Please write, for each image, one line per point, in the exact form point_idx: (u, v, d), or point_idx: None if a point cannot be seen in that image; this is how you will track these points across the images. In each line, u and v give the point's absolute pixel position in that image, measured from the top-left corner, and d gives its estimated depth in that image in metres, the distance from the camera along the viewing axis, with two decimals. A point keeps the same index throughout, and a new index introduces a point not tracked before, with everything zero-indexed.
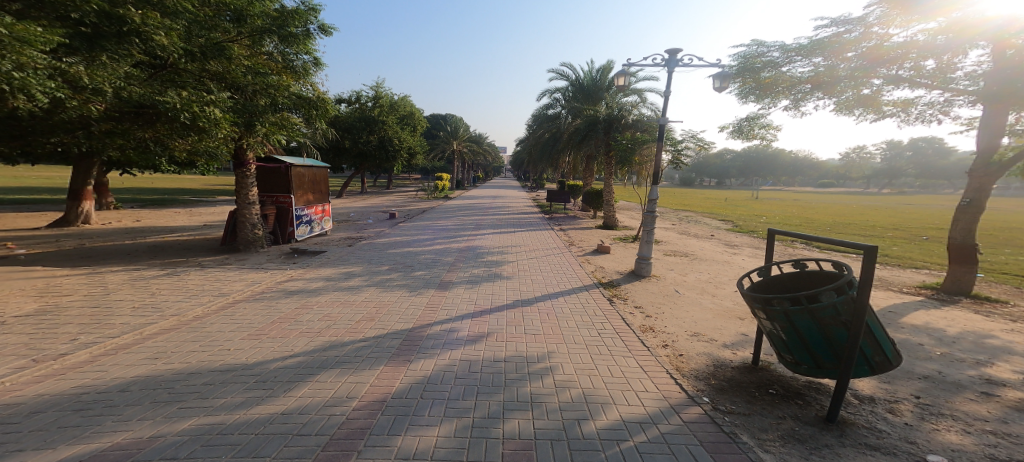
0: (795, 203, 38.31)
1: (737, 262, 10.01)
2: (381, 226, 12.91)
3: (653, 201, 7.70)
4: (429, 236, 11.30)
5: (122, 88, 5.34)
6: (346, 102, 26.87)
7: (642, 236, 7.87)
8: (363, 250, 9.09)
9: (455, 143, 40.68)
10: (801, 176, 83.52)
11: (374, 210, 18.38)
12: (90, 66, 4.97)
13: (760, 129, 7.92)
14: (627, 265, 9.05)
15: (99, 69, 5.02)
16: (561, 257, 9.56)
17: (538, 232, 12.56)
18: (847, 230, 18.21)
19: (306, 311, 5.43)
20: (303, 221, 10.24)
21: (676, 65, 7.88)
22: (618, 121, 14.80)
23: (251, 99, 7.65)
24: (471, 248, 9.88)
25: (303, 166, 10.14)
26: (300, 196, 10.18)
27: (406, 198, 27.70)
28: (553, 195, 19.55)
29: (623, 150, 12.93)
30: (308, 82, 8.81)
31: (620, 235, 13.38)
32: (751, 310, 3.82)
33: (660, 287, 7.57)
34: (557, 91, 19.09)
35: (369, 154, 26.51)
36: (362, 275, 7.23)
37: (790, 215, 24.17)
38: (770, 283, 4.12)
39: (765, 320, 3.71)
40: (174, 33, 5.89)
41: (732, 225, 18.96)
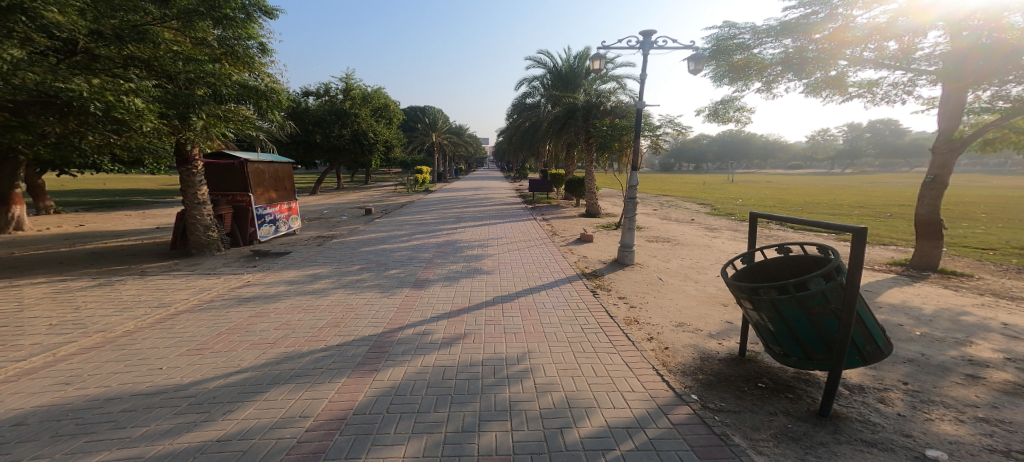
0: (768, 185, 39.18)
1: (718, 246, 9.93)
2: (354, 222, 12.27)
3: (632, 187, 7.45)
4: (404, 230, 10.77)
5: (14, 74, 4.72)
6: (314, 95, 25.72)
7: (623, 223, 7.62)
8: (332, 249, 8.53)
9: (432, 135, 39.76)
10: (771, 162, 86.06)
11: (347, 205, 17.61)
12: None
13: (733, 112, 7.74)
14: (609, 254, 8.82)
15: None
16: (542, 247, 9.25)
17: (518, 223, 12.21)
18: (819, 210, 18.63)
19: (260, 319, 4.91)
20: (266, 221, 9.54)
21: (650, 48, 7.62)
22: (597, 108, 14.61)
23: (186, 89, 7.15)
24: (448, 242, 9.44)
25: (261, 162, 9.39)
26: (260, 193, 9.45)
27: (382, 192, 26.86)
28: (534, 185, 19.23)
29: (602, 137, 12.77)
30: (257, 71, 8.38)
31: (602, 223, 13.19)
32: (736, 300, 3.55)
33: (644, 276, 7.35)
34: (535, 79, 18.70)
35: (342, 148, 25.34)
36: (328, 275, 6.71)
37: (764, 197, 24.67)
38: (755, 270, 3.89)
39: (751, 311, 3.45)
40: (71, 11, 5.30)
41: (710, 210, 19.10)
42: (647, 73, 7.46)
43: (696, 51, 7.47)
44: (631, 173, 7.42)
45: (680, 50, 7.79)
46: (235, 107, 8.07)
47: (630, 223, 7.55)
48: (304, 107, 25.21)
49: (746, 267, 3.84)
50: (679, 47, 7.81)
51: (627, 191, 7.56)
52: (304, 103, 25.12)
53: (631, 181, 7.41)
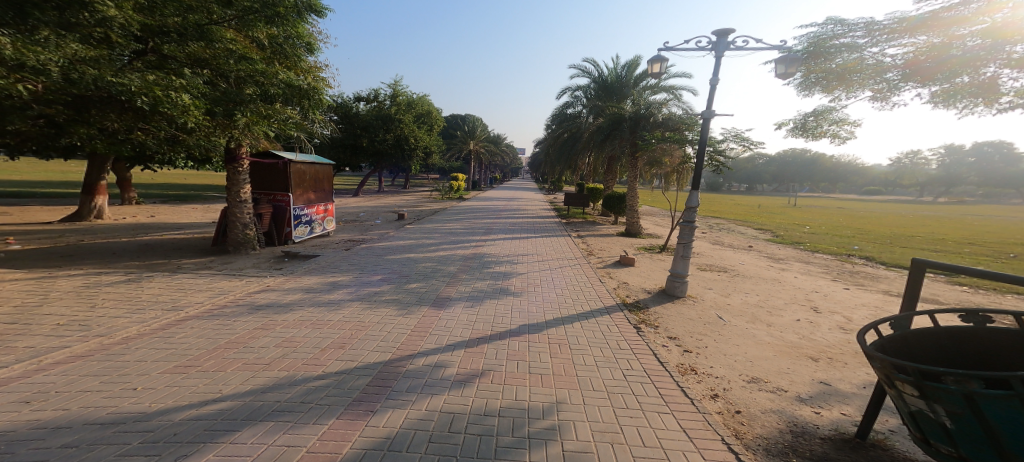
0: (837, 210, 35.29)
1: (788, 279, 8.48)
2: (387, 228, 12.07)
3: (690, 210, 6.36)
4: (433, 239, 10.33)
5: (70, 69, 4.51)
6: (365, 100, 26.50)
7: (676, 249, 6.53)
8: (356, 255, 8.17)
9: (471, 143, 39.96)
10: (842, 183, 78.35)
11: (385, 209, 17.70)
12: (26, 41, 4.20)
13: (830, 125, 6.46)
14: (656, 282, 7.73)
15: (35, 44, 4.24)
16: (578, 269, 8.29)
17: (553, 239, 11.34)
18: (911, 243, 16.08)
19: (265, 333, 4.46)
20: (302, 222, 9.43)
21: (725, 48, 6.55)
22: (645, 119, 13.34)
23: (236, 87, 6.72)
24: (475, 256, 8.78)
25: (303, 162, 9.26)
26: (300, 194, 9.34)
27: (423, 198, 27.12)
28: (572, 199, 18.20)
29: (653, 151, 11.59)
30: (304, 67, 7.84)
31: (648, 244, 12.02)
32: (879, 371, 2.11)
33: (699, 310, 6.21)
34: (578, 89, 17.84)
35: (384, 152, 25.95)
36: (346, 285, 6.24)
37: (840, 225, 21.95)
38: (921, 339, 2.38)
39: (906, 394, 2.01)
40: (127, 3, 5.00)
41: (772, 235, 17.15)
42: (721, 76, 6.38)
43: (789, 51, 6.35)
44: (691, 194, 6.32)
45: (764, 50, 6.49)
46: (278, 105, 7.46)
47: (687, 250, 6.42)
48: (354, 111, 25.98)
49: (899, 334, 2.33)
50: (763, 47, 6.48)
51: (685, 213, 6.45)
52: (355, 107, 25.96)
53: (691, 201, 6.31)
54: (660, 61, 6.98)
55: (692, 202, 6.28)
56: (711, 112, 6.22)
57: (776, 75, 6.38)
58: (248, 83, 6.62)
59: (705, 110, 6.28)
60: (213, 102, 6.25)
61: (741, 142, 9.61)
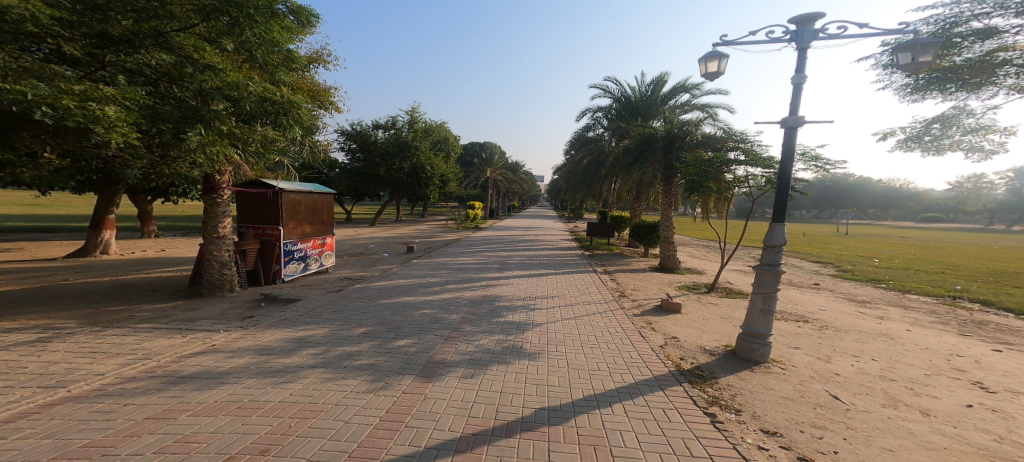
0: (894, 238, 32.09)
1: (901, 335, 6.44)
2: (391, 263, 10.86)
3: (773, 248, 4.64)
4: (438, 277, 8.93)
5: None
6: (383, 127, 26.31)
7: (753, 301, 4.78)
8: (344, 298, 6.83)
9: (489, 171, 39.21)
10: (893, 210, 72.34)
11: (395, 241, 16.66)
12: None
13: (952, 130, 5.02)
14: (719, 336, 5.92)
15: None
16: (612, 318, 6.56)
17: (578, 276, 9.69)
18: (1011, 280, 13.50)
19: (154, 429, 3.01)
20: (294, 257, 8.18)
21: (810, 38, 5.02)
22: (681, 138, 11.64)
23: (198, 102, 5.66)
24: (484, 299, 7.25)
25: (297, 191, 8.23)
26: (293, 226, 8.18)
27: (440, 228, 26.22)
28: (593, 227, 16.51)
29: (693, 173, 9.84)
30: (283, 79, 6.86)
31: (691, 282, 10.16)
32: None
33: (798, 383, 4.35)
34: (599, 110, 16.55)
35: (402, 180, 25.46)
36: (314, 342, 4.83)
37: (907, 256, 19.33)
38: None
39: None
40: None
41: (838, 271, 14.73)
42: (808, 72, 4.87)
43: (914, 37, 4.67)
44: (772, 228, 4.64)
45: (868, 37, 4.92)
46: (252, 124, 6.42)
47: (772, 304, 4.65)
48: (372, 139, 25.80)
49: None
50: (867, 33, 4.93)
51: (765, 253, 4.71)
52: (373, 134, 25.78)
53: (773, 238, 4.62)
54: (720, 57, 5.40)
55: (774, 239, 4.58)
56: (799, 119, 4.63)
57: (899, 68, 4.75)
58: (216, 97, 5.73)
59: (789, 117, 4.70)
60: (163, 119, 5.18)
61: (812, 164, 7.84)
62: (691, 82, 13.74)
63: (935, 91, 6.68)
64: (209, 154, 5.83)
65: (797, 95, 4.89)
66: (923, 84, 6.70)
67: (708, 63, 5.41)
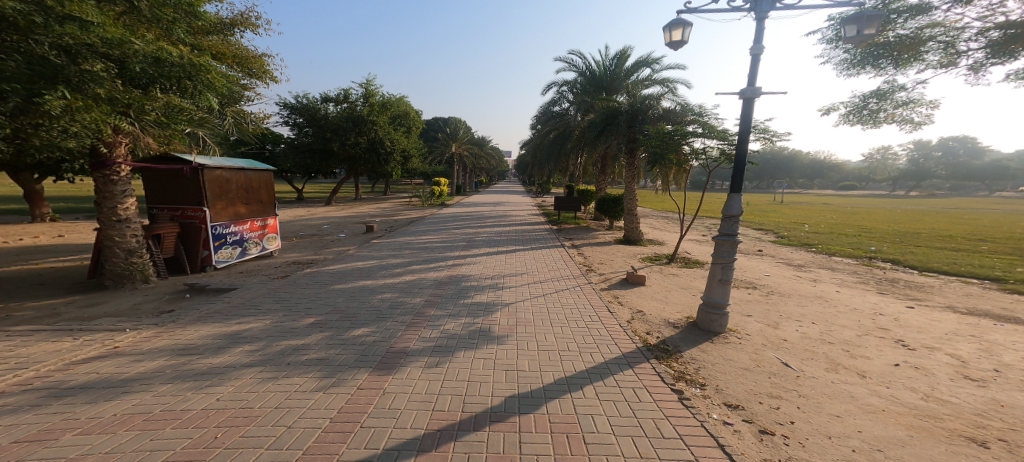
0: (826, 206, 35.03)
1: (832, 297, 6.95)
2: (348, 244, 10.16)
3: (731, 219, 4.70)
4: (397, 258, 8.42)
5: None
6: (334, 101, 24.25)
7: (711, 272, 4.88)
8: (289, 285, 6.22)
9: (452, 146, 37.81)
10: (819, 179, 79.23)
11: (352, 219, 15.69)
12: None
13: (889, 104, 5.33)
14: (679, 308, 6.06)
15: None
16: (579, 293, 6.57)
17: (543, 252, 9.61)
18: (922, 241, 15.09)
19: (23, 455, 2.49)
20: (228, 242, 7.33)
21: (769, 8, 4.97)
22: (644, 112, 11.67)
23: (65, 60, 4.46)
24: (450, 280, 6.94)
25: (224, 168, 7.30)
26: (222, 207, 7.29)
27: (399, 205, 25.15)
28: (560, 202, 16.52)
29: (655, 146, 9.90)
30: (182, 37, 5.87)
31: (651, 253, 10.43)
32: None
33: (751, 352, 4.53)
34: (564, 84, 16.22)
35: (358, 157, 23.87)
36: (249, 337, 4.31)
37: (838, 222, 21.09)
38: None
39: None
40: None
41: (776, 237, 15.80)
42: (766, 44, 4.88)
43: (860, 10, 4.69)
44: (731, 198, 4.67)
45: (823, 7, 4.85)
46: (147, 90, 5.46)
47: (729, 274, 4.77)
48: (322, 113, 23.79)
49: None
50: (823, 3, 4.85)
51: (724, 223, 4.77)
52: (324, 109, 23.75)
53: (731, 208, 4.66)
54: (684, 25, 5.33)
55: (733, 210, 4.63)
56: (756, 91, 4.63)
57: (844, 40, 4.70)
58: (89, 55, 4.62)
59: (747, 88, 4.70)
60: (10, 79, 4.02)
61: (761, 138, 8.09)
62: (653, 57, 13.73)
63: (870, 66, 7.00)
64: (81, 123, 4.74)
65: (755, 66, 4.87)
66: (861, 60, 6.98)
67: (673, 30, 5.32)
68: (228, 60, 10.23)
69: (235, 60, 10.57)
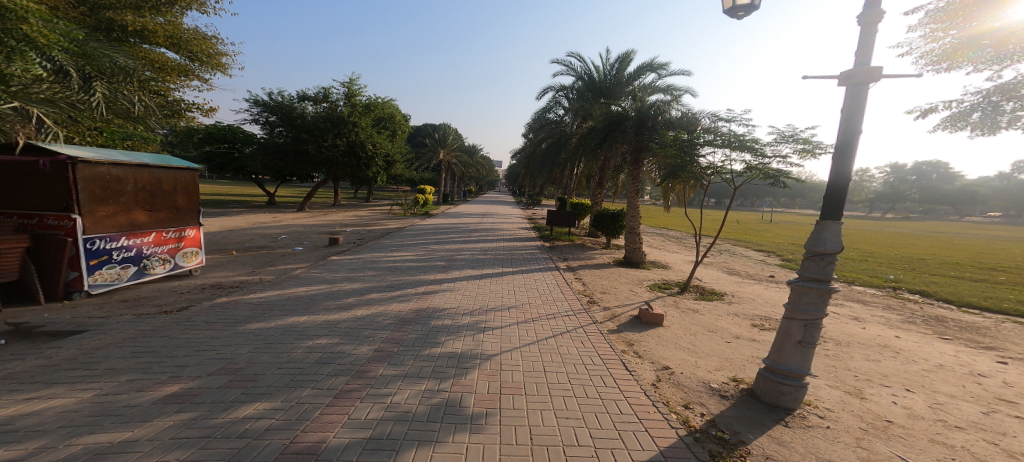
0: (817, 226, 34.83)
1: (895, 345, 5.54)
2: (300, 260, 8.43)
3: (820, 258, 3.37)
4: (356, 281, 6.77)
5: None
6: (311, 100, 22.46)
7: (785, 330, 3.51)
8: (176, 327, 4.55)
9: (441, 153, 36.33)
10: (802, 200, 80.74)
11: (319, 229, 13.87)
12: None
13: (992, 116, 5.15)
14: (720, 367, 4.57)
15: None
16: (584, 339, 5.05)
17: (537, 276, 8.08)
18: (936, 269, 14.26)
19: None
20: (113, 259, 6.10)
21: None
22: (653, 118, 10.35)
23: None
24: (416, 316, 5.26)
25: (114, 164, 6.09)
26: (108, 214, 6.04)
27: (379, 214, 23.39)
28: (555, 215, 15.01)
29: (671, 157, 8.61)
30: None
31: (660, 280, 9.02)
32: None
33: (857, 447, 3.00)
34: (562, 89, 14.93)
35: (337, 161, 22.02)
36: (13, 434, 2.63)
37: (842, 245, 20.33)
38: None
39: None
40: None
41: (783, 260, 14.56)
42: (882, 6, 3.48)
43: None
44: (823, 230, 3.34)
45: None
46: None
47: (811, 336, 3.39)
48: (299, 111, 21.82)
49: None
50: None
51: (809, 264, 3.43)
52: (300, 108, 21.84)
53: (824, 244, 3.33)
54: None
55: (828, 247, 3.28)
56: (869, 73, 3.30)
57: None
58: None
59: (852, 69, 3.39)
60: None
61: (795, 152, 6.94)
62: (658, 61, 12.64)
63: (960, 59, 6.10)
64: None
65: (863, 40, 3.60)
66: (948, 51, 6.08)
67: None
68: (160, 39, 8.83)
69: (175, 42, 9.16)
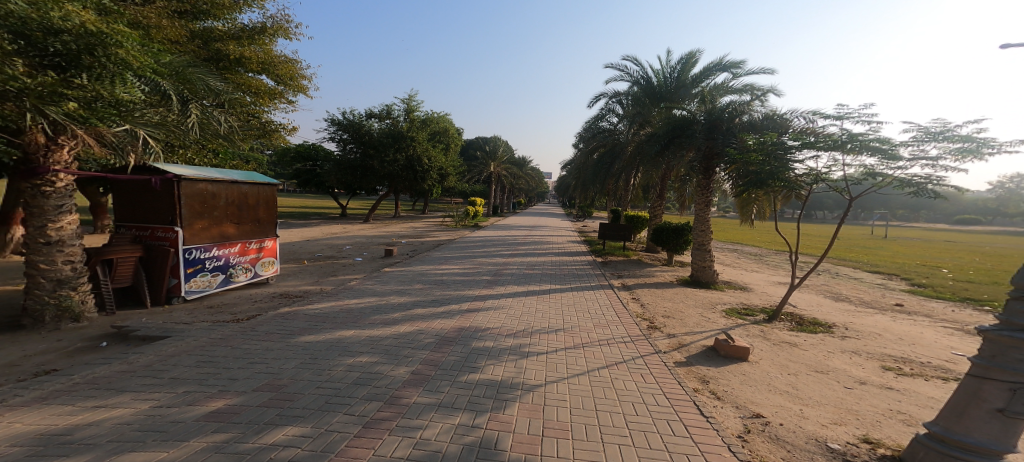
0: (927, 241, 29.75)
1: None
2: (360, 270, 8.74)
3: None
4: (410, 294, 6.71)
5: None
6: (377, 118, 24.02)
7: (975, 392, 2.64)
8: (240, 336, 4.59)
9: (494, 165, 36.95)
10: (918, 211, 69.19)
11: (377, 241, 14.48)
12: None
13: None
14: (844, 424, 3.55)
15: None
16: (644, 371, 4.32)
17: (590, 295, 7.40)
18: None
19: None
20: (205, 268, 6.62)
21: None
22: (729, 122, 9.18)
23: None
24: (458, 335, 4.95)
25: (209, 181, 6.63)
26: (203, 226, 6.57)
27: (439, 226, 24.11)
28: (608, 228, 14.12)
29: (755, 163, 7.45)
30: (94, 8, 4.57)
31: (736, 304, 7.79)
32: None
33: None
34: (615, 96, 14.09)
35: (397, 175, 23.27)
36: (67, 447, 2.45)
37: (966, 265, 16.93)
38: None
39: None
40: None
41: (913, 286, 12.02)
42: None
43: None
44: None
45: None
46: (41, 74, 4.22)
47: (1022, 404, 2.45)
48: (366, 129, 23.43)
49: None
50: None
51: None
52: (367, 125, 23.41)
53: None
54: None
55: None
56: None
57: None
58: None
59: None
60: None
61: (948, 153, 5.59)
62: (729, 60, 11.32)
63: None
64: None
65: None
66: None
67: None
68: (253, 65, 9.76)
69: (264, 67, 10.11)
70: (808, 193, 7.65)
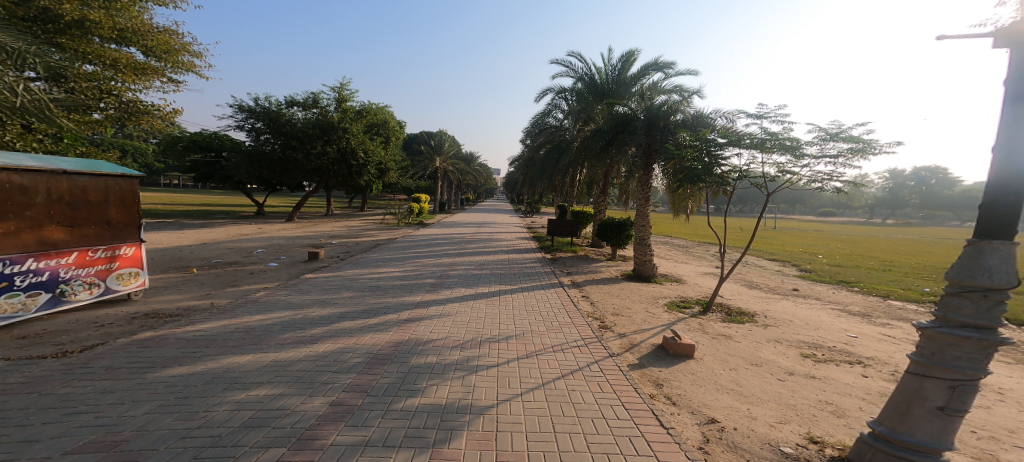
0: (826, 232, 33.69)
1: (995, 385, 4.47)
2: (269, 278, 7.54)
3: (980, 295, 2.45)
4: (327, 303, 5.82)
5: None
6: (300, 106, 21.72)
7: (917, 391, 2.59)
8: (56, 377, 3.49)
9: (437, 160, 35.47)
10: (809, 206, 79.40)
11: (301, 242, 12.95)
12: None
13: None
14: (787, 421, 3.50)
15: None
16: (600, 380, 3.99)
17: (536, 295, 7.05)
18: None
19: None
20: (15, 285, 5.15)
21: None
22: (665, 119, 9.37)
23: None
24: (392, 352, 4.26)
25: (14, 170, 5.13)
26: (6, 231, 5.09)
27: (373, 224, 22.51)
28: (555, 224, 13.99)
29: (687, 160, 7.62)
30: None
31: (676, 297, 7.94)
32: None
33: None
34: (562, 92, 13.93)
35: (326, 169, 21.25)
36: None
37: (858, 253, 19.18)
38: None
39: None
40: None
41: (801, 271, 13.44)
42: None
43: None
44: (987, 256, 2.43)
45: None
46: None
47: (960, 402, 2.44)
48: (287, 118, 20.95)
49: None
50: None
51: (962, 305, 2.50)
52: (288, 113, 20.96)
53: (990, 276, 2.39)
54: None
55: (996, 280, 2.36)
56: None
57: None
58: None
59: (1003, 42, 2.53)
60: None
61: (842, 152, 6.01)
62: (663, 60, 11.67)
63: None
64: None
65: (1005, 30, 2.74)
66: None
67: None
68: (104, 30, 8.12)
69: (120, 35, 8.51)
70: (738, 186, 7.98)
